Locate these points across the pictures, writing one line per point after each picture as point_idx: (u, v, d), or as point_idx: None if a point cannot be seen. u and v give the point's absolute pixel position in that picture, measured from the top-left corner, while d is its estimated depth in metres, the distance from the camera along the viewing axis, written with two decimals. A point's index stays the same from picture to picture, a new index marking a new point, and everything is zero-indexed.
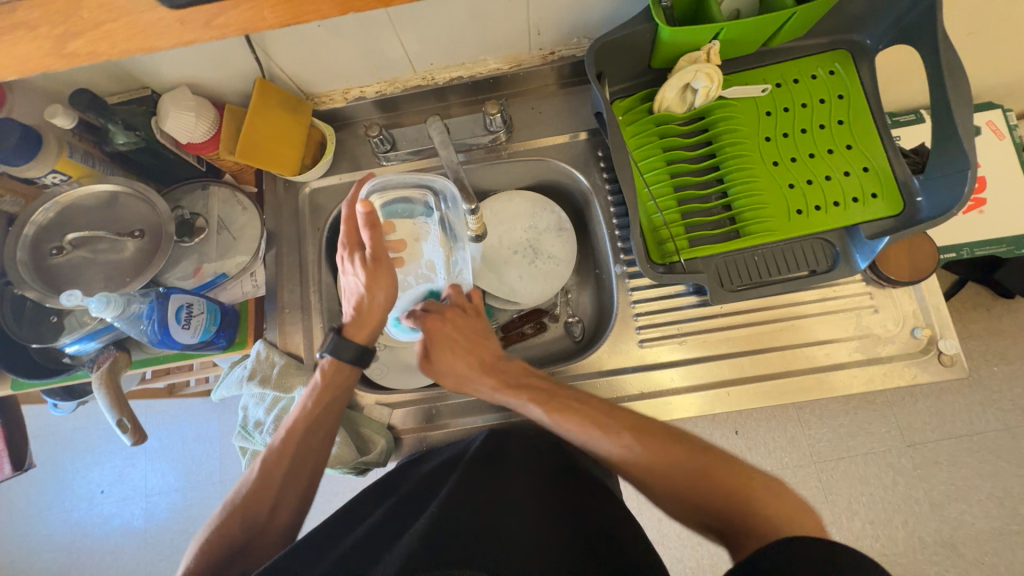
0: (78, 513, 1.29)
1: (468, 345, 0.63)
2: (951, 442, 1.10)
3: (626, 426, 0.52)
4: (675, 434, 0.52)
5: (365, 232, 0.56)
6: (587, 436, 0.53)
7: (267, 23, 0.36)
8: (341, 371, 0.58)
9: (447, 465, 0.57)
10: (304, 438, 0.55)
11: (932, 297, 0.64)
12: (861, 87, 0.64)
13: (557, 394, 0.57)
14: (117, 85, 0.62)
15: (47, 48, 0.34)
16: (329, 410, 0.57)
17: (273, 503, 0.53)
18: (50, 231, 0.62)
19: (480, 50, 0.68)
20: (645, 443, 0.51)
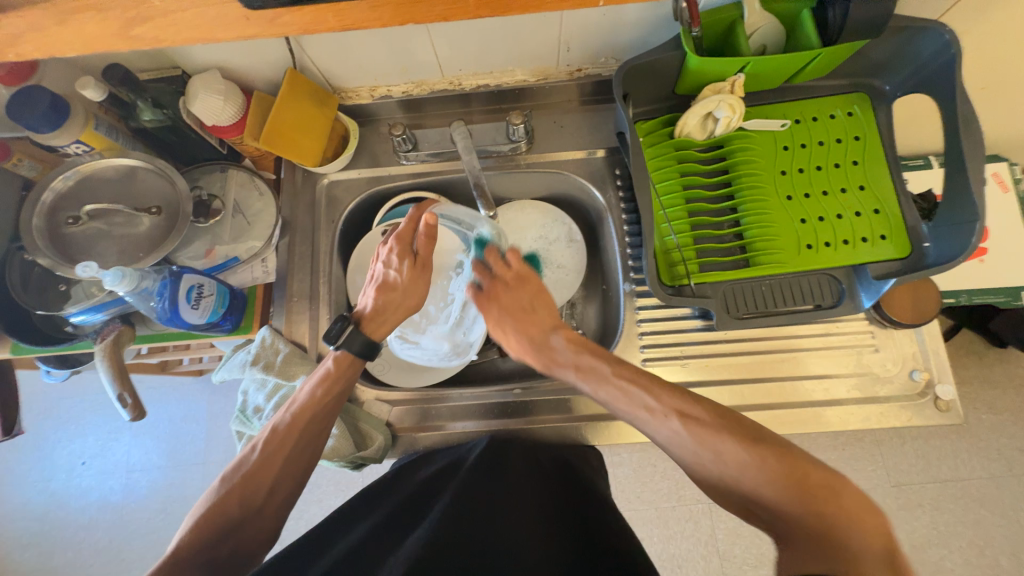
0: (56, 484, 1.28)
1: (521, 312, 0.60)
2: (936, 486, 1.10)
3: (673, 410, 0.49)
4: (730, 421, 0.47)
5: (424, 239, 0.61)
6: (639, 417, 0.51)
7: (328, 25, 0.36)
8: (352, 363, 0.59)
9: (446, 470, 0.57)
10: (308, 423, 0.55)
11: (932, 341, 0.65)
12: (877, 131, 0.66)
13: (613, 371, 0.53)
14: (149, 62, 0.63)
15: (111, 31, 0.34)
16: (336, 398, 0.57)
17: (271, 486, 0.52)
18: (68, 200, 0.62)
19: (509, 61, 0.69)
20: (696, 432, 0.47)
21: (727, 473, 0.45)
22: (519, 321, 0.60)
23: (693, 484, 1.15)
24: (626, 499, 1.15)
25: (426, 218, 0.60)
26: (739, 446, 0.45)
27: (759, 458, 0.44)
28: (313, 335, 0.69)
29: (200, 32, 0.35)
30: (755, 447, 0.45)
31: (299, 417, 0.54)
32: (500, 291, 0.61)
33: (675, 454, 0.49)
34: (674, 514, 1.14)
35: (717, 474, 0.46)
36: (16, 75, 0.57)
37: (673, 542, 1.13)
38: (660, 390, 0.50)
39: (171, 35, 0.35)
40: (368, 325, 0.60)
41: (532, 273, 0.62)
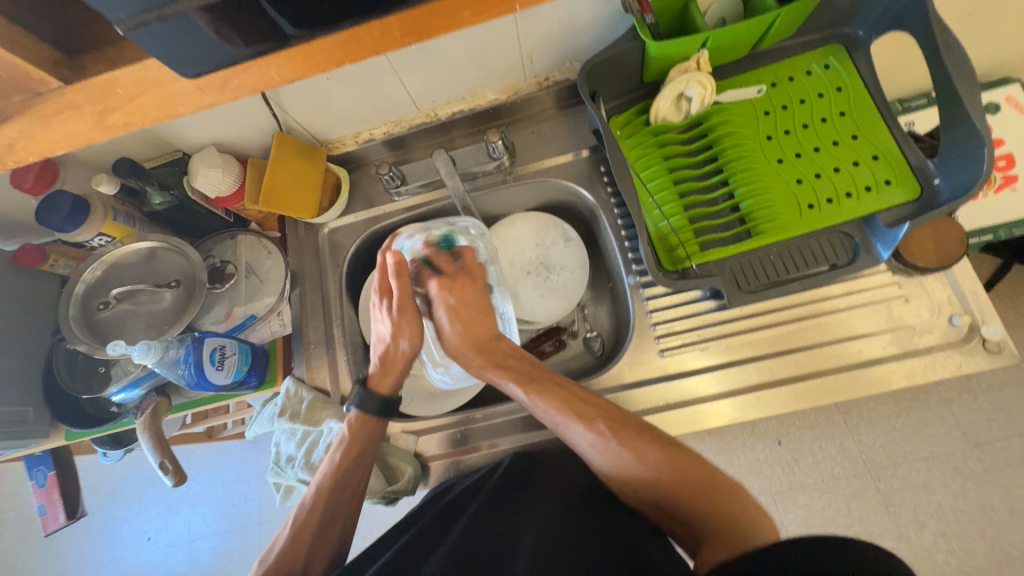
0: (128, 562, 1.33)
1: (468, 304, 0.68)
2: (1021, 440, 1.01)
3: (603, 418, 0.54)
4: (645, 429, 0.54)
5: (394, 279, 0.63)
6: (569, 425, 0.55)
7: (274, 81, 0.35)
8: (369, 423, 0.61)
9: (471, 487, 0.58)
10: (334, 491, 0.57)
11: (967, 281, 0.61)
12: (859, 78, 0.64)
13: (549, 379, 0.60)
14: (153, 150, 0.69)
15: (87, 125, 0.34)
16: (359, 460, 0.59)
17: (305, 565, 0.53)
18: (98, 287, 0.67)
19: (478, 84, 0.71)
20: (621, 435, 0.53)
21: (635, 469, 0.51)
22: (471, 321, 0.67)
23: (752, 475, 1.09)
24: None
25: (390, 258, 0.63)
26: (658, 448, 0.51)
27: (673, 463, 0.51)
28: (334, 378, 0.71)
29: (165, 110, 0.35)
30: (671, 452, 0.51)
31: (323, 489, 0.56)
32: (461, 286, 0.69)
33: (599, 463, 0.54)
34: None
35: (640, 477, 0.51)
36: (42, 182, 0.62)
37: None
38: (588, 400, 0.56)
39: (140, 118, 0.34)
40: (371, 381, 0.63)
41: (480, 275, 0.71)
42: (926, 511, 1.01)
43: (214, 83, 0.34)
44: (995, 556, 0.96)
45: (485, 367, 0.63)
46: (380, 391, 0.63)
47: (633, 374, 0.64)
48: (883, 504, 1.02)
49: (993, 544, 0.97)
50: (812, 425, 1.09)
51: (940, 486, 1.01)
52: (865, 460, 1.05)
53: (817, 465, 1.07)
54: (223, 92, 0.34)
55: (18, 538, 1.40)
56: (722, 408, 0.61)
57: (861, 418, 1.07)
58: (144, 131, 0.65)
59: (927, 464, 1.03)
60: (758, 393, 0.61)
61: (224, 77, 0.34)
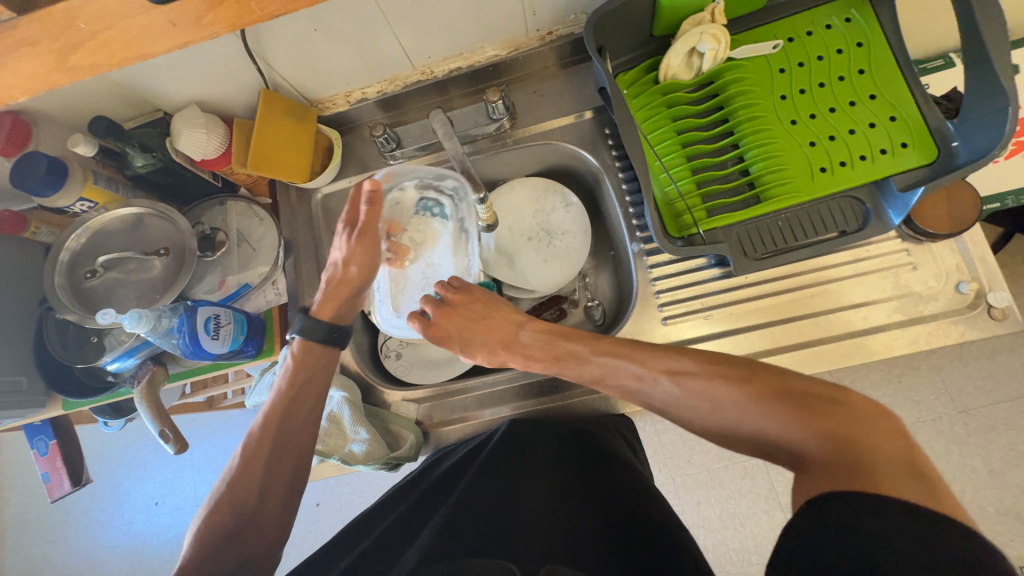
0: (136, 525, 1.36)
1: (481, 319, 0.62)
2: (1008, 405, 1.03)
3: (660, 369, 0.51)
4: (716, 369, 0.49)
5: (364, 206, 0.58)
6: (631, 385, 0.53)
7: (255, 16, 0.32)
8: (312, 352, 0.59)
9: (469, 453, 0.58)
10: (281, 422, 0.57)
11: (977, 248, 0.60)
12: (882, 33, 0.60)
13: (591, 350, 0.56)
14: (133, 109, 0.65)
15: (48, 66, 0.31)
16: (303, 388, 0.59)
17: (258, 492, 0.54)
18: (83, 255, 0.65)
19: (477, 38, 0.67)
20: (688, 383, 0.49)
21: (729, 419, 0.46)
22: (488, 327, 0.62)
23: None
24: (676, 465, 1.12)
25: (366, 183, 0.58)
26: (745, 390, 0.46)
27: (765, 405, 0.44)
28: None
29: (134, 51, 0.32)
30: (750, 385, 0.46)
31: (271, 418, 0.57)
32: (451, 315, 0.61)
33: (677, 415, 0.50)
34: (729, 474, 1.09)
35: (725, 422, 0.47)
36: (15, 143, 0.59)
37: (733, 504, 1.08)
38: (642, 354, 0.53)
39: (106, 58, 0.32)
40: (313, 310, 0.61)
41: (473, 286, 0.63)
42: None
43: (187, 16, 0.31)
44: (974, 514, 1.01)
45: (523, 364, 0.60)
46: (323, 318, 0.61)
47: None
48: None
49: (972, 502, 1.01)
50: None
51: (926, 449, 1.04)
52: None
53: None
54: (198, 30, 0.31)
55: (27, 503, 1.43)
56: None
57: (853, 385, 1.09)
58: (121, 87, 0.61)
59: (915, 428, 1.05)
60: (760, 360, 0.60)
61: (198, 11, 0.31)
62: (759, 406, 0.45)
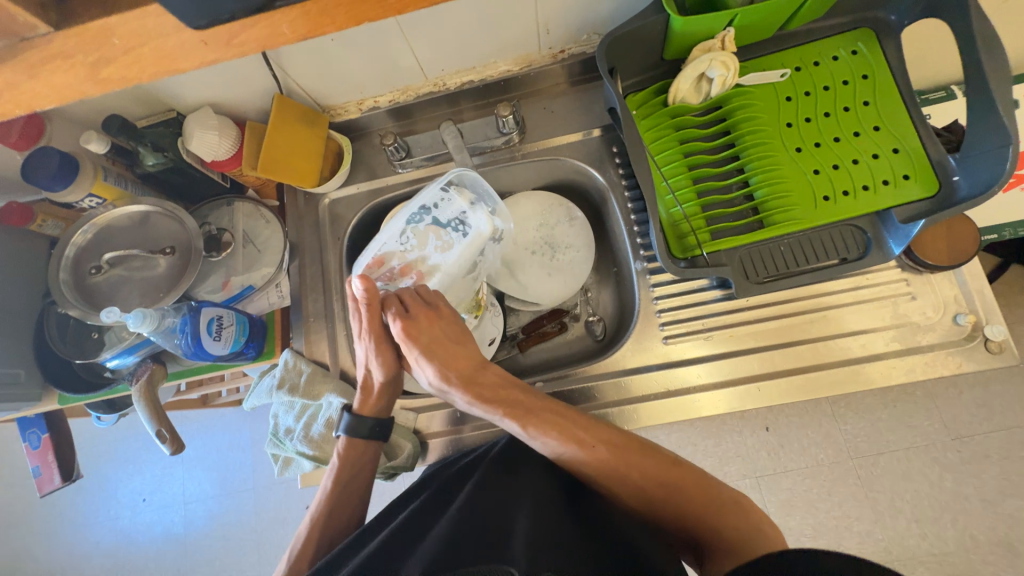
0: (123, 521, 1.35)
1: (449, 349, 0.58)
2: (1001, 435, 1.04)
3: (601, 440, 0.53)
4: (644, 446, 0.54)
5: (364, 309, 0.57)
6: (567, 449, 0.53)
7: (286, 38, 0.33)
8: (358, 449, 0.60)
9: (470, 464, 0.59)
10: (329, 522, 0.58)
11: (975, 281, 0.61)
12: (887, 66, 0.61)
13: (544, 404, 0.56)
14: (146, 108, 0.65)
15: (79, 77, 0.32)
16: (350, 486, 0.59)
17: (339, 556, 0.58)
18: (89, 251, 0.65)
19: (490, 53, 0.68)
20: (624, 456, 0.52)
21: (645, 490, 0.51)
22: (448, 359, 0.58)
23: (738, 459, 1.12)
24: None
25: (358, 285, 0.54)
26: (662, 463, 0.52)
27: (673, 487, 0.51)
28: (334, 353, 0.70)
29: (163, 64, 0.32)
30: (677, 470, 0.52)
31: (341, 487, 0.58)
32: (417, 331, 0.56)
33: (605, 482, 0.53)
34: None
35: (642, 493, 0.52)
36: (27, 137, 0.59)
37: None
38: (585, 419, 0.55)
39: (138, 71, 0.32)
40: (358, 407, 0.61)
41: (443, 308, 0.59)
42: (903, 498, 1.04)
43: (220, 36, 0.32)
44: (965, 543, 1.01)
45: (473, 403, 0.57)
46: (365, 415, 0.61)
47: (634, 360, 0.64)
48: (863, 490, 1.06)
49: (963, 531, 1.01)
50: (800, 414, 1.12)
51: (918, 475, 1.05)
52: (849, 448, 1.08)
53: (802, 451, 1.10)
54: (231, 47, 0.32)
55: (13, 495, 1.42)
56: (719, 397, 0.61)
57: (848, 409, 1.10)
58: (136, 87, 0.62)
59: (908, 454, 1.06)
60: (758, 383, 0.61)
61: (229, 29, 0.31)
62: (672, 488, 0.51)
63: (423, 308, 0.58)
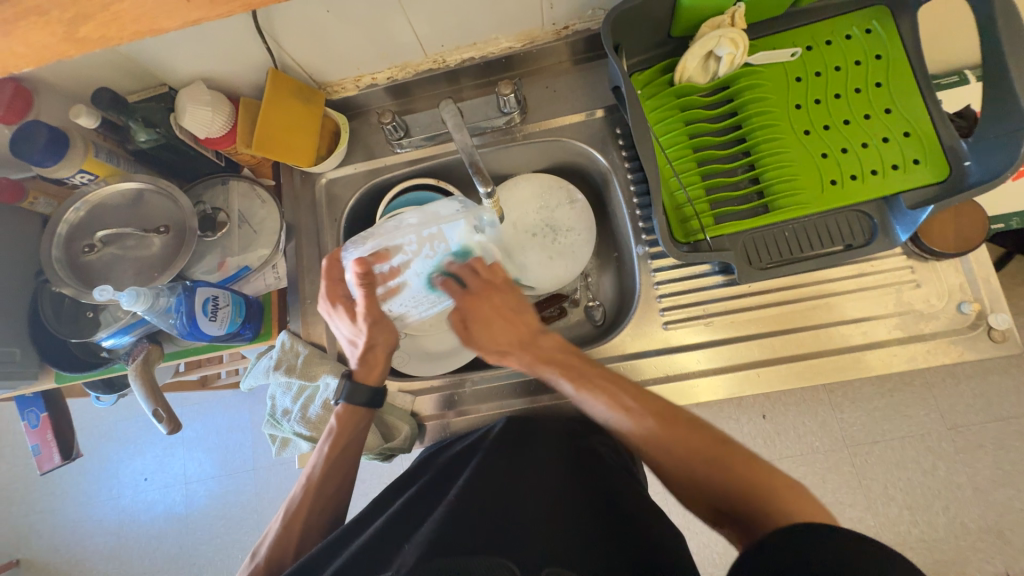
0: (125, 500, 1.36)
1: (504, 314, 0.61)
2: (997, 425, 1.04)
3: (649, 411, 0.51)
4: (699, 424, 0.50)
5: (359, 289, 0.57)
6: (615, 416, 0.52)
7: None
8: (352, 418, 0.59)
9: (468, 449, 0.58)
10: (322, 483, 0.58)
11: (981, 269, 0.60)
12: (901, 46, 0.59)
13: (597, 371, 0.55)
14: (137, 82, 0.63)
15: (55, 37, 0.30)
16: (345, 450, 0.59)
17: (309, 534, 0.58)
18: (82, 229, 0.64)
19: (491, 28, 0.66)
20: (668, 426, 0.50)
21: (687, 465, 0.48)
22: (501, 325, 0.61)
23: None
24: None
25: (354, 266, 0.56)
26: (708, 438, 0.48)
27: (721, 463, 0.46)
28: (331, 335, 0.70)
29: (146, 25, 0.31)
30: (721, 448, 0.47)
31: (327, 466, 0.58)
32: (489, 295, 0.61)
33: (647, 453, 0.50)
34: None
35: (687, 471, 0.48)
36: (15, 111, 0.57)
37: None
38: (637, 390, 0.54)
39: (117, 31, 0.31)
40: (358, 375, 0.61)
41: (503, 282, 0.63)
42: (896, 486, 1.05)
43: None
44: (955, 529, 1.02)
45: (533, 364, 0.58)
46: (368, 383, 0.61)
47: (634, 345, 0.64)
48: (857, 477, 1.06)
49: (954, 518, 1.02)
50: (798, 401, 1.12)
51: (912, 463, 1.05)
52: (844, 436, 1.09)
53: (798, 439, 1.11)
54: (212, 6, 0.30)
55: (15, 472, 1.43)
56: (717, 383, 0.61)
57: (846, 397, 1.10)
58: (126, 59, 0.60)
59: (903, 443, 1.06)
60: (758, 370, 0.60)
61: None
62: (712, 465, 0.47)
63: (482, 278, 0.62)
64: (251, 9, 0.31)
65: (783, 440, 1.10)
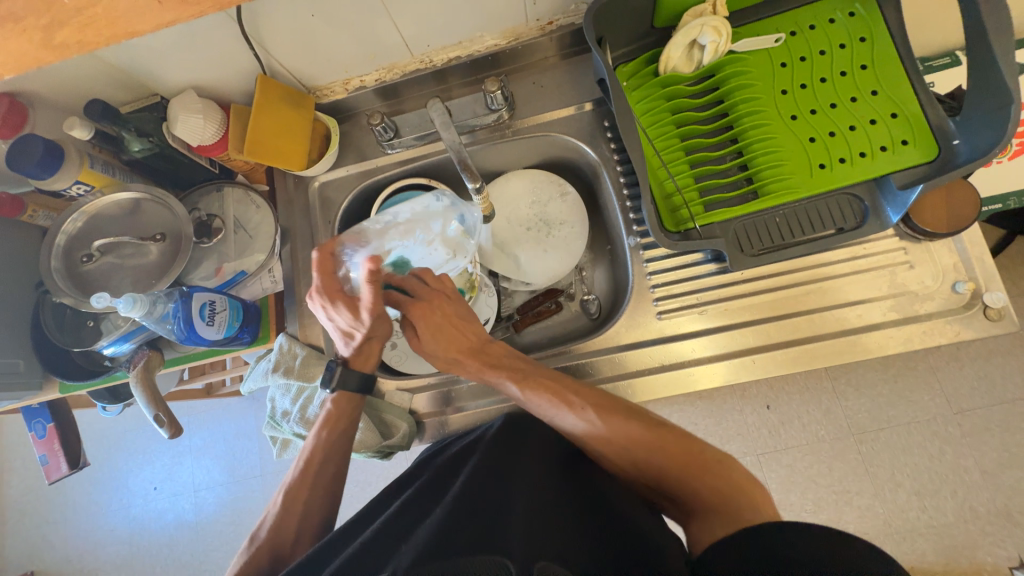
0: (135, 509, 1.38)
1: (446, 328, 0.60)
2: (1003, 407, 1.03)
3: (590, 402, 0.55)
4: (635, 412, 0.55)
5: (366, 288, 0.55)
6: (558, 414, 0.56)
7: None
8: (347, 404, 0.61)
9: (465, 449, 0.59)
10: (320, 466, 0.59)
11: (975, 248, 0.59)
12: (886, 27, 0.59)
13: (540, 373, 0.58)
14: (130, 93, 0.64)
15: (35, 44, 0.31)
16: (341, 436, 0.61)
17: (297, 532, 0.57)
18: (80, 239, 0.65)
19: (477, 26, 0.66)
20: (607, 418, 0.54)
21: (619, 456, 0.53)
22: (444, 335, 0.60)
23: (738, 437, 1.12)
24: None
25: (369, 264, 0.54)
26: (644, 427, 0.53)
27: (654, 446, 0.52)
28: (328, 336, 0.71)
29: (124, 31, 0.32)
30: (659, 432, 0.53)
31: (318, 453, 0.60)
32: (423, 313, 0.59)
33: (589, 443, 0.55)
34: None
35: (631, 457, 0.53)
36: (11, 125, 0.58)
37: None
38: (573, 387, 0.57)
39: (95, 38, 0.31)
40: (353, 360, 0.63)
41: (448, 291, 0.62)
42: (903, 472, 1.04)
43: None
44: (965, 514, 1.01)
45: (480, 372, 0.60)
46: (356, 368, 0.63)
47: (629, 336, 0.64)
48: (863, 465, 1.06)
49: (963, 503, 1.01)
50: (801, 390, 1.11)
51: (919, 449, 1.05)
52: (849, 424, 1.08)
53: (803, 428, 1.10)
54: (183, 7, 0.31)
55: (27, 486, 1.45)
56: (713, 371, 0.61)
57: (849, 385, 1.09)
58: (117, 71, 0.61)
59: (909, 429, 1.06)
60: (754, 356, 0.60)
61: None
62: (656, 454, 0.52)
63: (428, 287, 0.61)
64: None
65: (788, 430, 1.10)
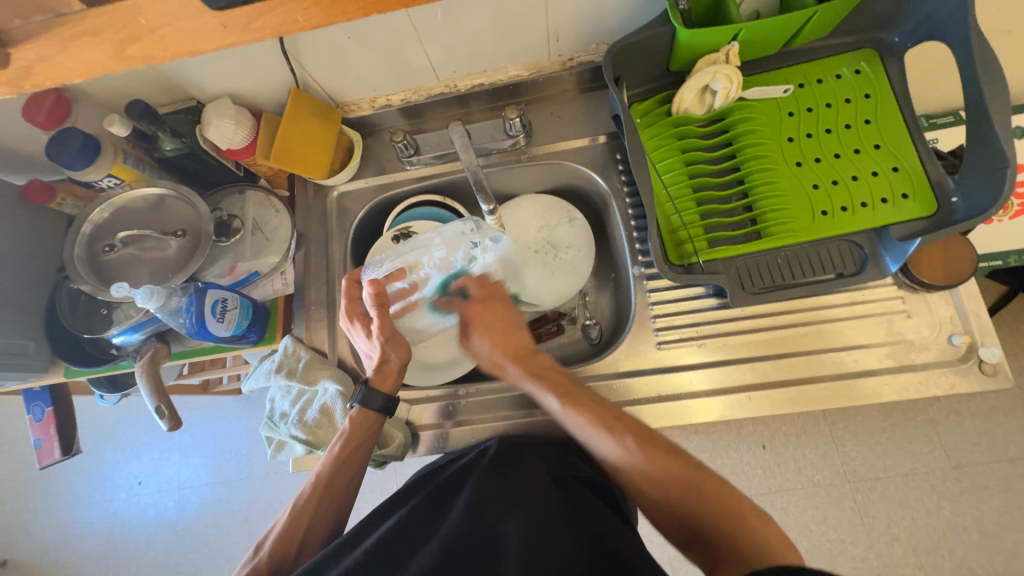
0: (118, 503, 1.36)
1: (501, 329, 0.64)
2: (1003, 465, 1.02)
3: (630, 431, 0.53)
4: (676, 451, 0.52)
5: (373, 310, 0.60)
6: (597, 438, 0.53)
7: (299, 26, 0.35)
8: (365, 422, 0.60)
9: (462, 470, 0.59)
10: (330, 482, 0.58)
11: (972, 303, 0.61)
12: (890, 87, 0.62)
13: (587, 393, 0.57)
14: (169, 96, 0.68)
15: (106, 53, 0.34)
16: (355, 453, 0.60)
17: (298, 550, 0.56)
18: (104, 230, 0.67)
19: (501, 57, 0.70)
20: (647, 451, 0.51)
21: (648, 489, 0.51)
22: (494, 334, 0.64)
23: (732, 476, 1.11)
24: None
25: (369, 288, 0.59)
26: (685, 466, 0.50)
27: (691, 487, 0.49)
28: (333, 341, 0.72)
29: (187, 46, 0.35)
30: (696, 473, 0.50)
31: (328, 474, 0.58)
32: (481, 311, 0.65)
33: (625, 474, 0.52)
34: None
35: (663, 495, 0.50)
36: (54, 117, 0.61)
37: None
38: (610, 415, 0.54)
39: (160, 51, 0.35)
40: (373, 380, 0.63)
41: (501, 296, 0.67)
42: (899, 525, 1.03)
43: (237, 20, 0.34)
44: (962, 574, 0.99)
45: (522, 378, 0.60)
46: (382, 391, 0.62)
47: (628, 364, 0.65)
48: (858, 514, 1.04)
49: (960, 562, 0.99)
50: (798, 433, 1.11)
51: (916, 502, 1.03)
52: (846, 471, 1.07)
53: (798, 471, 1.09)
54: (245, 31, 0.34)
55: (13, 470, 1.44)
56: (709, 405, 0.61)
57: (846, 431, 1.09)
58: (160, 75, 0.64)
59: (907, 480, 1.04)
60: (751, 393, 0.61)
61: (248, 15, 0.34)
62: (695, 498, 0.48)
63: (483, 291, 0.67)
64: (279, 36, 0.35)
65: (782, 472, 1.08)
